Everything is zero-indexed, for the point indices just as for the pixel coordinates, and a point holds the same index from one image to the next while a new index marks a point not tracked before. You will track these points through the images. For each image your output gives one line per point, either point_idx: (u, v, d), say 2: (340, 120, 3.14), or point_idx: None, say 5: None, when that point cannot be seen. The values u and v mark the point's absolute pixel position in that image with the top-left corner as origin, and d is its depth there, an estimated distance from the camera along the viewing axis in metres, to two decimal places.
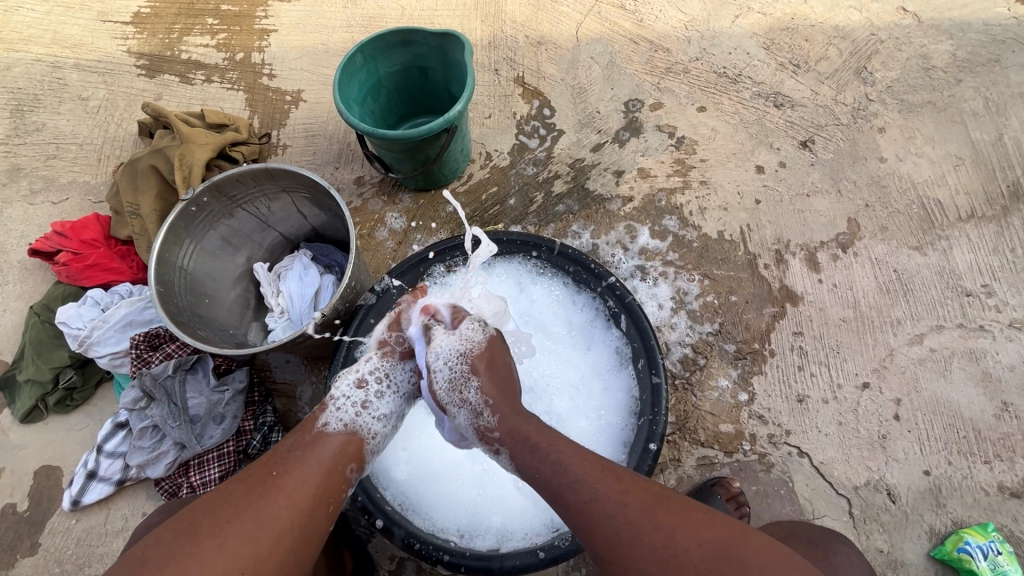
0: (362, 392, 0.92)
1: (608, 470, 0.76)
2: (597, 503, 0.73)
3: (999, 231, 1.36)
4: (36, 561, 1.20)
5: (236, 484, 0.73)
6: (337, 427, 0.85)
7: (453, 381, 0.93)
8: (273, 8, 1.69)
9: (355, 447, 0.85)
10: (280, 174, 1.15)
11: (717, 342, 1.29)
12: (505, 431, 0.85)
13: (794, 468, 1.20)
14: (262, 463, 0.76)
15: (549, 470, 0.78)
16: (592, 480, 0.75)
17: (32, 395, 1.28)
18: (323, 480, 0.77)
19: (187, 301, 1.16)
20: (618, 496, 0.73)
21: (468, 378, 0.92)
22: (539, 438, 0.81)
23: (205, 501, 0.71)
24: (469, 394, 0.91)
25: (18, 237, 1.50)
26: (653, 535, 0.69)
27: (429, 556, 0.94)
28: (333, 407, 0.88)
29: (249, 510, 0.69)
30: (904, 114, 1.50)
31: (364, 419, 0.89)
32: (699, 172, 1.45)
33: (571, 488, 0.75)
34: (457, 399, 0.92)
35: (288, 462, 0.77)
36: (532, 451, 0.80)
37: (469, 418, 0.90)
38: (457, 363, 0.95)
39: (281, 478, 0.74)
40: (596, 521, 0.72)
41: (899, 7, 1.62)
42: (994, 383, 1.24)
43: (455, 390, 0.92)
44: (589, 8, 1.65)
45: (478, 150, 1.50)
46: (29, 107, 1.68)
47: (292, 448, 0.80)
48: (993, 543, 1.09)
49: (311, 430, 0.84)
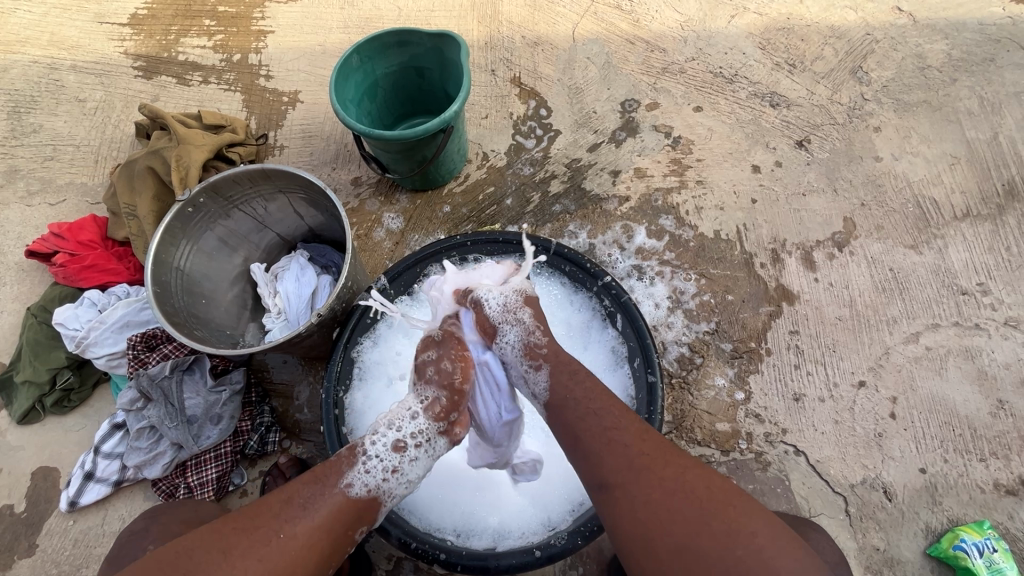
0: (396, 456, 0.86)
1: (631, 412, 0.82)
2: (616, 432, 0.77)
3: (995, 230, 1.37)
4: (34, 562, 1.20)
5: (239, 536, 0.72)
6: (360, 492, 0.81)
7: (508, 305, 1.00)
8: (271, 9, 1.70)
9: (371, 512, 0.82)
10: (277, 174, 1.15)
11: (713, 341, 1.29)
12: (552, 349, 0.93)
13: (790, 467, 1.20)
14: (271, 515, 0.74)
15: (579, 396, 0.84)
16: (617, 414, 0.80)
17: (30, 396, 1.28)
18: (326, 547, 0.75)
19: (183, 302, 1.16)
20: (637, 432, 0.78)
21: (523, 304, 1.00)
22: (578, 366, 0.89)
23: (206, 549, 0.70)
24: (522, 317, 0.98)
25: (15, 238, 1.50)
26: (660, 469, 0.73)
27: (425, 555, 0.94)
28: (362, 467, 0.83)
29: (246, 573, 0.68)
30: (900, 114, 1.50)
31: (391, 485, 0.84)
32: (695, 171, 1.45)
33: (593, 415, 0.80)
34: (511, 319, 0.99)
35: (296, 522, 0.74)
36: (571, 375, 0.87)
37: (520, 335, 0.97)
38: (513, 291, 1.02)
39: (286, 540, 0.72)
40: (611, 446, 0.76)
41: (894, 7, 1.62)
42: (990, 381, 1.25)
43: (510, 311, 0.99)
44: (585, 9, 1.65)
45: (476, 150, 1.50)
46: (26, 108, 1.68)
47: (304, 502, 0.77)
48: (988, 540, 1.09)
49: (332, 486, 0.80)
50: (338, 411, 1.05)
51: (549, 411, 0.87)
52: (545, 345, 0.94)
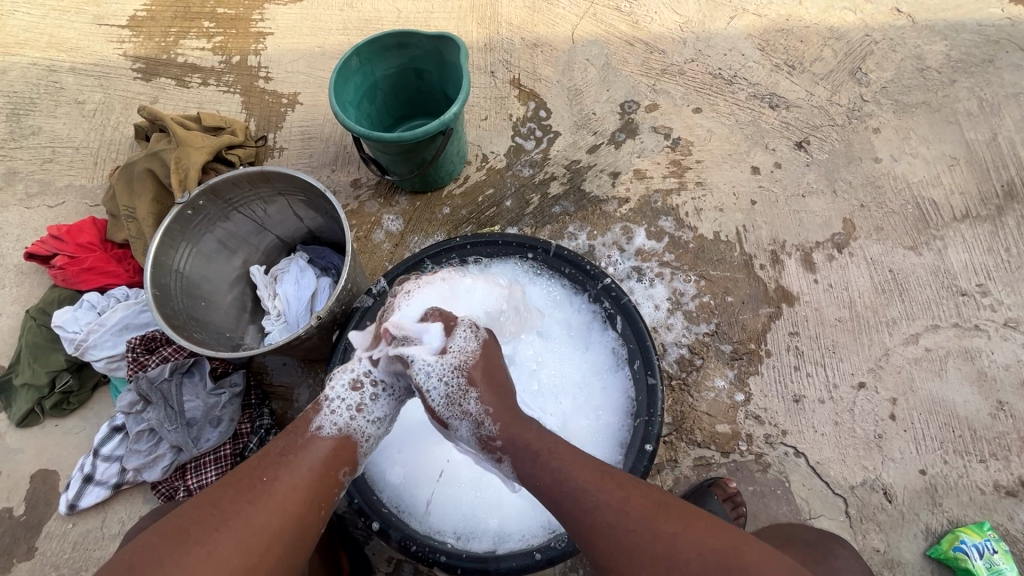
0: (357, 394, 0.86)
1: (608, 475, 0.76)
2: (599, 511, 0.72)
3: (994, 231, 1.37)
4: (33, 565, 1.20)
5: (224, 489, 0.72)
6: (331, 431, 0.81)
7: (450, 396, 0.85)
8: (270, 11, 1.70)
9: (349, 450, 0.82)
10: (276, 176, 1.15)
11: (713, 342, 1.29)
12: (506, 440, 0.82)
13: (791, 468, 1.20)
14: (252, 467, 0.75)
15: (551, 478, 0.76)
16: (593, 488, 0.74)
17: (29, 399, 1.28)
18: (313, 486, 0.76)
19: (182, 305, 1.16)
20: (618, 503, 0.72)
21: (468, 389, 0.85)
22: (540, 444, 0.80)
23: (195, 507, 0.71)
24: (469, 407, 0.85)
25: (14, 240, 1.50)
26: (652, 542, 0.69)
27: (425, 557, 0.94)
28: (327, 410, 0.83)
29: (237, 517, 0.69)
30: (899, 115, 1.51)
31: (360, 422, 0.84)
32: (694, 173, 1.46)
33: (569, 495, 0.74)
34: (457, 413, 0.85)
35: (279, 467, 0.75)
36: (535, 458, 0.78)
37: (471, 429, 0.85)
38: (453, 376, 0.86)
39: (270, 484, 0.73)
40: (598, 529, 0.71)
41: (893, 8, 1.62)
42: (989, 382, 1.25)
43: (454, 405, 0.85)
44: (584, 10, 1.65)
45: (475, 152, 1.50)
46: (25, 111, 1.68)
47: (282, 451, 0.78)
48: (989, 542, 1.09)
49: (304, 433, 0.80)
50: None
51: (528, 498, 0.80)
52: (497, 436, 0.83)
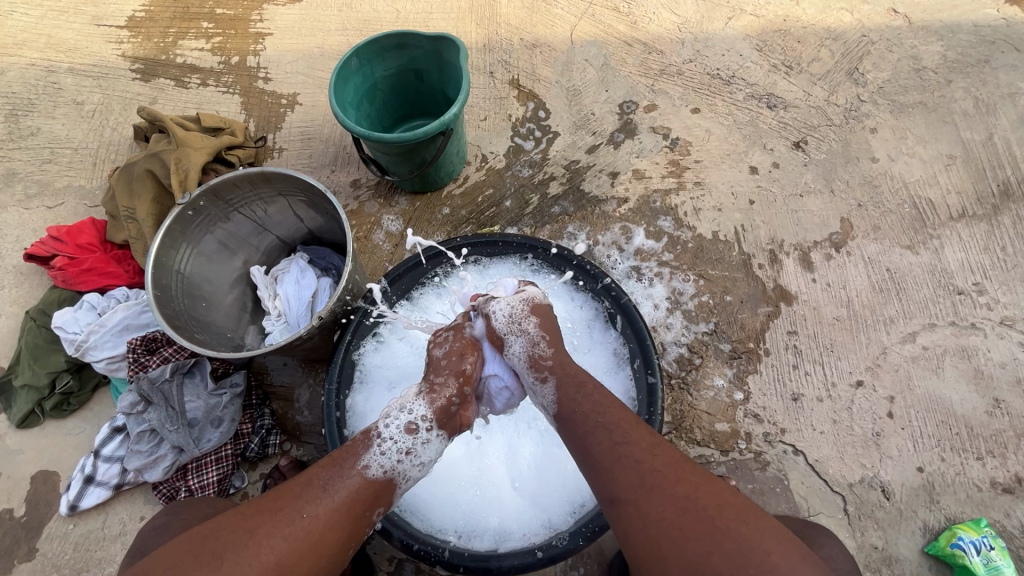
0: (410, 437, 0.86)
1: (643, 424, 0.79)
2: (628, 444, 0.75)
3: (990, 230, 1.38)
4: (34, 567, 1.19)
5: (261, 517, 0.70)
6: (377, 473, 0.80)
7: (513, 316, 1.00)
8: (269, 12, 1.70)
9: (387, 494, 0.81)
10: (277, 177, 1.16)
11: (712, 341, 1.30)
12: (556, 360, 0.93)
13: (789, 466, 1.21)
14: (293, 496, 0.73)
15: (590, 408, 0.82)
16: (628, 427, 0.78)
17: (29, 399, 1.28)
18: (347, 526, 0.74)
19: (183, 306, 1.16)
20: (648, 447, 0.75)
21: (528, 314, 0.99)
22: (585, 379, 0.88)
23: (229, 529, 0.69)
24: (527, 326, 0.98)
25: (13, 241, 1.50)
26: (673, 484, 0.70)
27: (427, 556, 0.94)
28: (378, 449, 0.82)
29: (271, 552, 0.67)
30: (896, 115, 1.52)
31: (405, 466, 0.84)
32: (693, 172, 1.46)
33: (602, 428, 0.79)
34: (517, 330, 0.99)
35: (318, 503, 0.73)
36: (579, 386, 0.87)
37: (525, 346, 0.97)
38: (518, 302, 1.01)
39: (309, 520, 0.71)
40: (621, 461, 0.74)
41: (889, 9, 1.63)
42: (986, 380, 1.26)
43: (514, 322, 0.99)
44: (583, 11, 1.66)
45: (474, 152, 1.51)
46: (24, 111, 1.67)
47: (324, 485, 0.76)
48: (985, 538, 1.10)
49: (351, 469, 0.79)
50: (340, 412, 1.05)
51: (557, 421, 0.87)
52: (550, 355, 0.94)
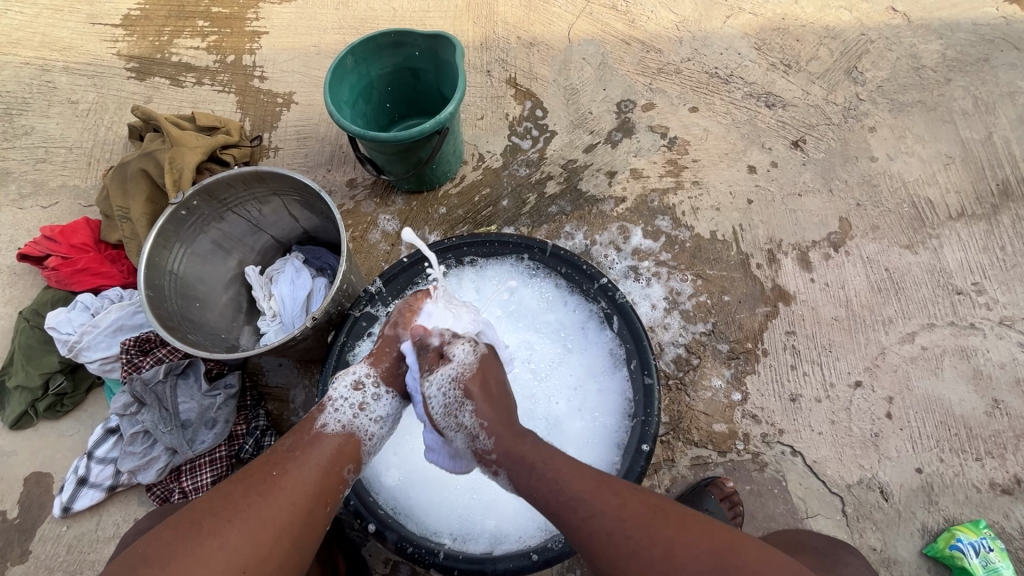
0: (359, 393, 0.88)
1: (605, 485, 0.77)
2: (596, 519, 0.73)
3: (989, 230, 1.37)
4: (27, 569, 1.19)
5: (235, 484, 0.73)
6: (335, 428, 0.83)
7: (448, 405, 0.90)
8: (264, 10, 1.69)
9: (353, 447, 0.83)
10: (271, 177, 1.15)
11: (710, 342, 1.29)
12: (501, 452, 0.84)
13: (787, 467, 1.20)
14: (262, 462, 0.76)
15: (548, 488, 0.77)
16: (590, 496, 0.75)
17: (22, 400, 1.27)
18: (321, 481, 0.76)
19: (177, 306, 1.15)
20: (616, 511, 0.73)
21: (463, 401, 0.89)
22: (534, 456, 0.81)
23: (206, 501, 0.71)
24: (464, 419, 0.88)
25: (7, 241, 1.49)
26: (650, 548, 0.69)
27: (422, 559, 0.94)
28: (331, 408, 0.85)
29: (246, 509, 0.69)
30: (895, 114, 1.51)
31: (362, 420, 0.86)
32: (691, 172, 1.45)
33: (566, 506, 0.75)
34: (453, 424, 0.89)
35: (288, 463, 0.76)
36: (531, 470, 0.80)
37: (466, 441, 0.88)
38: (451, 386, 0.90)
39: (279, 477, 0.74)
40: (596, 539, 0.72)
41: (889, 8, 1.63)
42: (985, 380, 1.25)
43: (450, 415, 0.89)
44: (580, 9, 1.65)
45: (471, 151, 1.50)
46: (18, 110, 1.66)
47: (291, 448, 0.79)
48: (985, 540, 1.10)
49: (310, 430, 0.82)
50: None
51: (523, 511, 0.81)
52: (492, 449, 0.85)
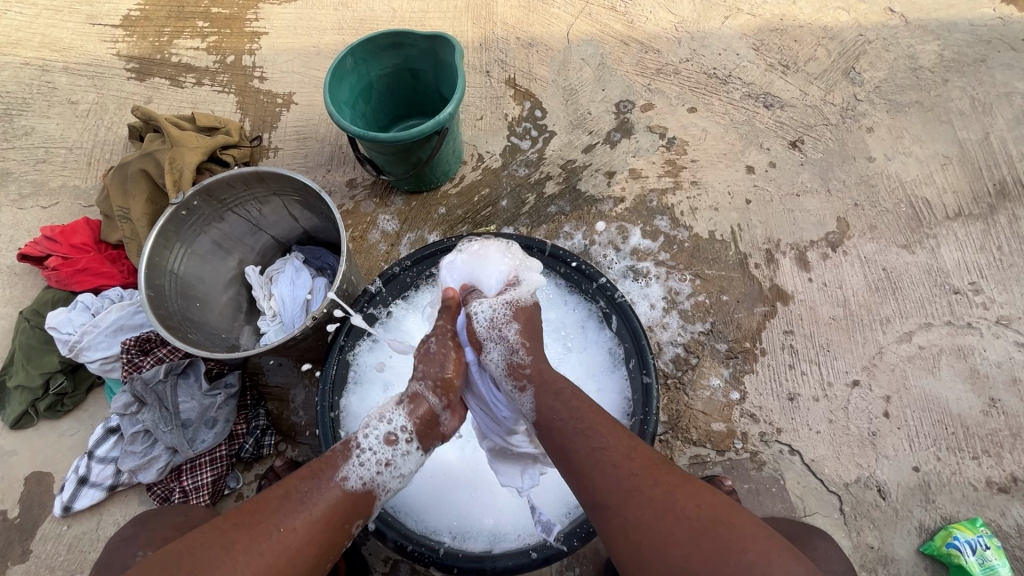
0: (389, 449, 0.87)
1: (620, 427, 0.81)
2: (605, 451, 0.76)
3: (986, 229, 1.38)
4: (27, 568, 1.19)
5: (238, 531, 0.70)
6: (355, 485, 0.81)
7: (495, 320, 1.01)
8: (264, 11, 1.69)
9: (364, 506, 0.81)
10: (271, 177, 1.15)
11: (709, 341, 1.29)
12: (535, 369, 0.93)
13: (785, 466, 1.21)
14: (271, 509, 0.73)
15: (567, 414, 0.83)
16: (605, 432, 0.79)
17: (23, 400, 1.28)
18: (326, 540, 0.75)
19: (177, 306, 1.16)
20: (626, 449, 0.76)
21: (510, 320, 1.00)
22: (563, 384, 0.88)
23: (204, 546, 0.68)
24: (507, 333, 0.99)
25: (7, 241, 1.50)
26: (652, 487, 0.71)
27: (421, 557, 0.94)
28: (356, 460, 0.83)
29: (248, 568, 0.67)
30: (892, 114, 1.51)
31: (384, 478, 0.85)
32: (690, 172, 1.46)
33: (581, 435, 0.80)
34: (496, 336, 1.00)
35: (297, 516, 0.73)
36: (557, 394, 0.87)
37: (504, 354, 0.98)
38: (503, 307, 1.02)
39: (286, 536, 0.71)
40: (600, 469, 0.75)
41: (886, 8, 1.63)
42: (982, 379, 1.26)
43: (495, 328, 1.00)
44: (580, 10, 1.66)
45: (470, 151, 1.51)
46: (18, 111, 1.67)
47: (302, 497, 0.76)
48: (981, 538, 1.10)
49: (328, 479, 0.79)
50: (334, 413, 1.05)
51: (538, 431, 0.87)
52: (528, 363, 0.94)
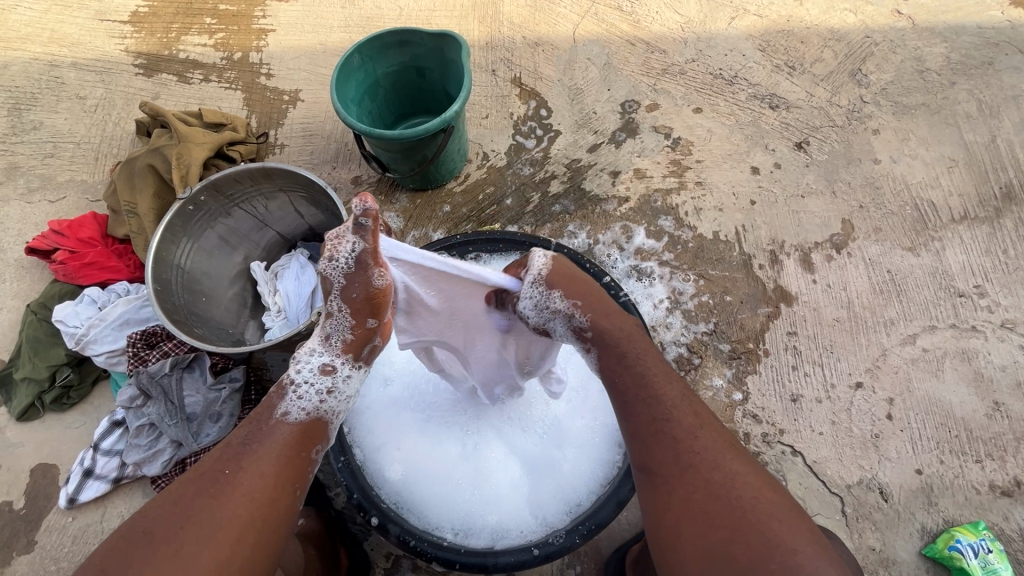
0: (328, 378, 0.82)
1: (688, 399, 0.77)
2: (667, 422, 0.74)
3: (992, 233, 1.37)
4: (32, 559, 1.20)
5: (185, 486, 0.69)
6: (298, 416, 0.77)
7: (539, 305, 0.85)
8: (271, 8, 1.70)
9: (319, 430, 0.78)
10: (278, 173, 1.16)
11: (711, 342, 1.30)
12: (598, 330, 0.82)
13: (787, 467, 1.20)
14: (212, 460, 0.71)
15: (631, 377, 0.79)
16: (670, 403, 0.76)
17: (30, 393, 1.29)
18: (281, 469, 0.72)
19: (184, 300, 1.17)
20: (690, 424, 0.74)
21: (551, 291, 0.85)
22: (628, 346, 0.81)
23: (158, 508, 0.67)
24: (557, 304, 0.84)
25: (15, 235, 1.51)
26: (709, 470, 0.70)
27: (423, 552, 0.95)
28: (293, 395, 0.78)
29: (203, 514, 0.66)
30: (899, 117, 1.51)
31: (331, 404, 0.81)
32: (694, 173, 1.46)
33: (646, 402, 0.76)
34: (547, 316, 0.85)
35: (242, 457, 0.71)
36: (620, 357, 0.81)
37: (564, 325, 0.85)
38: (535, 287, 0.85)
39: (235, 476, 0.69)
40: (661, 437, 0.73)
41: (894, 10, 1.63)
42: (986, 383, 1.25)
43: (544, 309, 0.85)
44: (586, 10, 1.66)
45: (476, 150, 1.51)
46: (27, 105, 1.68)
47: (244, 440, 0.73)
48: (983, 541, 1.10)
49: (268, 419, 0.76)
50: None
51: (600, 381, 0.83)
52: (592, 327, 0.83)
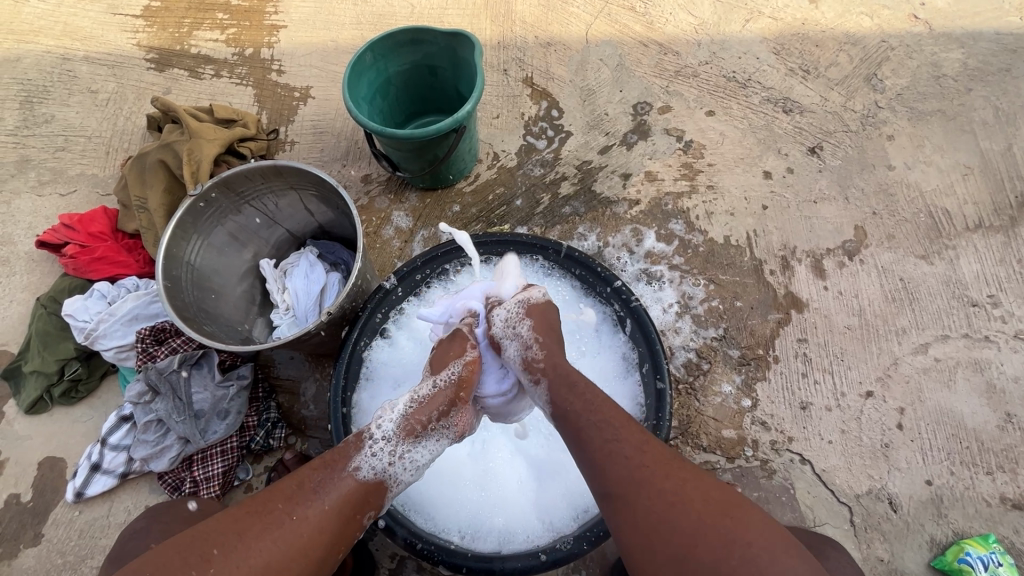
0: (399, 439, 0.86)
1: (630, 418, 0.80)
2: (618, 446, 0.75)
3: (1006, 242, 1.36)
4: (39, 552, 1.20)
5: (250, 519, 0.71)
6: (366, 475, 0.81)
7: (509, 319, 0.98)
8: (284, 4, 1.70)
9: (376, 495, 0.81)
10: (289, 171, 1.16)
11: (721, 347, 1.29)
12: (549, 364, 0.90)
13: (796, 475, 1.20)
14: (282, 499, 0.74)
15: (582, 407, 0.82)
16: (617, 425, 0.78)
17: (38, 386, 1.29)
18: (336, 532, 0.75)
19: (193, 297, 1.16)
20: (638, 444, 0.75)
21: (523, 317, 0.97)
22: (578, 376, 0.87)
23: (218, 533, 0.70)
24: (521, 330, 0.96)
25: (26, 228, 1.51)
26: (662, 480, 0.71)
27: (430, 555, 0.94)
28: (368, 450, 0.83)
29: (260, 555, 0.68)
30: (914, 123, 1.50)
31: (396, 469, 0.84)
32: (706, 176, 1.45)
33: (596, 427, 0.78)
34: (511, 334, 0.97)
35: (309, 505, 0.74)
36: (570, 387, 0.85)
37: (518, 350, 0.95)
38: (516, 307, 0.99)
39: (298, 524, 0.72)
40: (611, 457, 0.75)
41: (910, 15, 1.61)
42: (998, 394, 1.24)
43: (510, 327, 0.98)
44: (599, 10, 1.65)
45: (486, 150, 1.50)
46: (39, 98, 1.68)
47: (315, 486, 0.76)
48: (993, 554, 1.09)
49: (341, 470, 0.80)
50: (346, 409, 1.03)
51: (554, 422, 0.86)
52: (541, 359, 0.91)
